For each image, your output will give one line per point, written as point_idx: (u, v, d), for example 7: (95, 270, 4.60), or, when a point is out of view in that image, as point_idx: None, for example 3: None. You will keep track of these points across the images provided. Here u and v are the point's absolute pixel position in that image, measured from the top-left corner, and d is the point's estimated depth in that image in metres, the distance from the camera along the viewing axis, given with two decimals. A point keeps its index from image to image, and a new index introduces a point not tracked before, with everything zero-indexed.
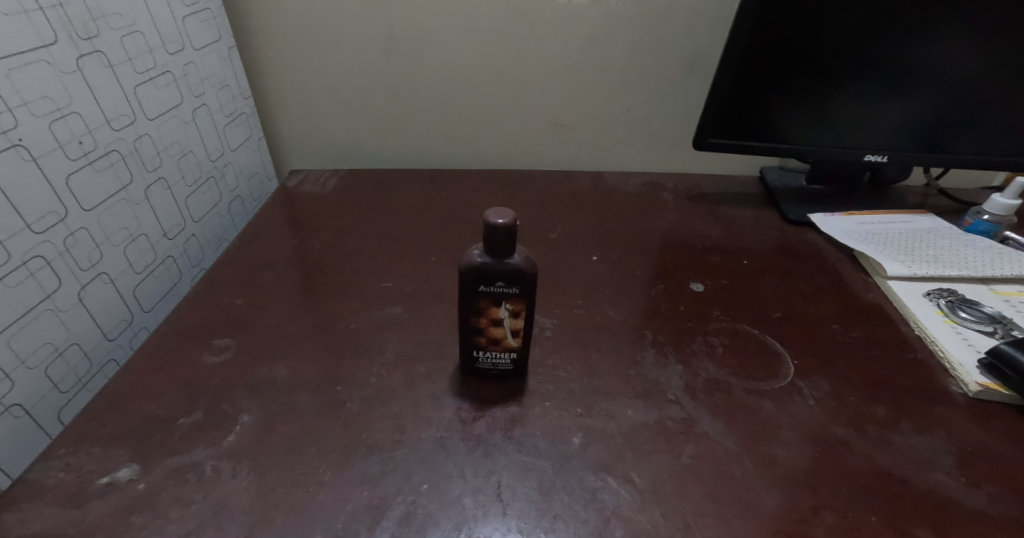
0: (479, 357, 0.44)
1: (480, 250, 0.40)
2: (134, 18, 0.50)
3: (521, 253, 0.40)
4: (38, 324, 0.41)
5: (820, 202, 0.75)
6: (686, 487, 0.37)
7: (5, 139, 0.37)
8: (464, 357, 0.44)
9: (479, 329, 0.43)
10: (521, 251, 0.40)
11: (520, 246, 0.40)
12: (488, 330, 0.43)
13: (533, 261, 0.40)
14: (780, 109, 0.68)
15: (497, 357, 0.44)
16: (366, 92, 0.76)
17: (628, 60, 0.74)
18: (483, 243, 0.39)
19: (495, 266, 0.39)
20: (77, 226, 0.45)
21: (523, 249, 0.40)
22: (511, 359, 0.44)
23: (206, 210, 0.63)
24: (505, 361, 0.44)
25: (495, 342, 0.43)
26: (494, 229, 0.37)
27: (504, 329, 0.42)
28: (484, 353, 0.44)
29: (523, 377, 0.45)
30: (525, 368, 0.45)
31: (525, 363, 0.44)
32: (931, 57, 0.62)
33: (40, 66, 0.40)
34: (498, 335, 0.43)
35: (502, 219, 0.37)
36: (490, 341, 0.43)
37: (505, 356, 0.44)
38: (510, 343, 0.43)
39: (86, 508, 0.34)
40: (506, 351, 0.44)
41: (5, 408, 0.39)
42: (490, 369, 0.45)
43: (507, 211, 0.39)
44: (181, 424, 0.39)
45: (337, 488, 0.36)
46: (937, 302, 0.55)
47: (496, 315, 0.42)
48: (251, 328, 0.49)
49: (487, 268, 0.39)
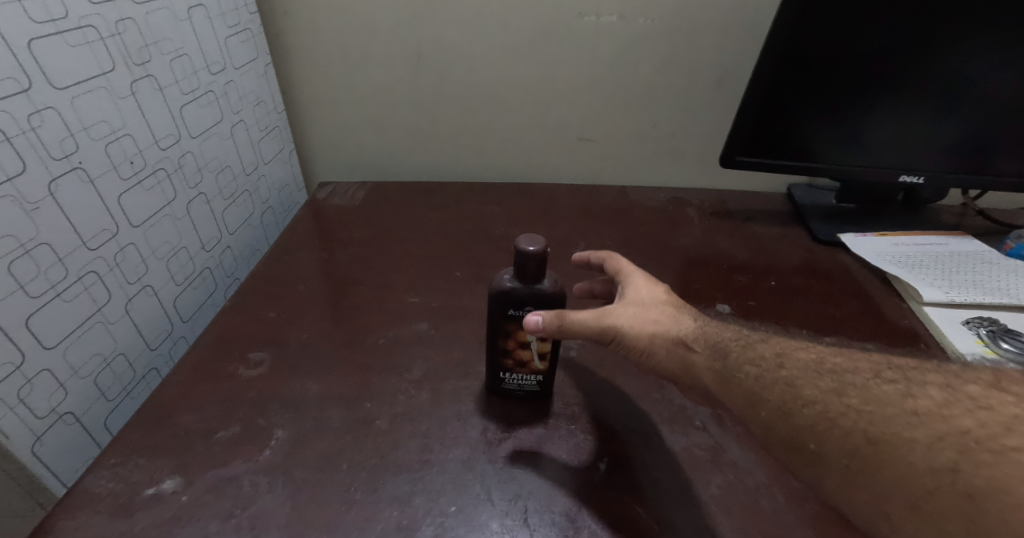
0: (505, 379, 0.44)
1: (510, 274, 0.41)
2: (182, 41, 0.52)
3: (550, 278, 0.41)
4: (90, 335, 0.43)
5: (852, 222, 0.73)
6: (714, 518, 0.37)
7: (67, 162, 0.40)
8: (491, 377, 0.45)
9: (507, 351, 0.43)
10: (551, 275, 0.41)
11: (550, 271, 0.41)
12: (515, 352, 0.43)
13: (562, 286, 0.41)
14: (813, 127, 0.67)
15: (523, 379, 0.44)
16: (396, 107, 0.77)
17: (656, 77, 0.74)
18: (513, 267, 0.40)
19: (524, 290, 0.40)
20: (126, 242, 0.47)
21: (552, 273, 0.41)
22: (537, 381, 0.44)
23: (241, 223, 0.65)
24: (531, 382, 0.45)
25: (521, 364, 0.44)
26: (525, 255, 0.38)
27: (532, 352, 0.43)
28: (511, 375, 0.44)
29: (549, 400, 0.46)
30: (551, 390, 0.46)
31: (551, 385, 0.45)
32: (971, 77, 0.61)
33: (100, 92, 0.42)
34: (525, 357, 0.43)
35: (533, 246, 0.38)
36: (516, 362, 0.43)
37: (531, 378, 0.44)
38: (536, 366, 0.44)
39: (132, 517, 0.35)
40: (532, 373, 0.44)
41: (59, 416, 0.41)
42: (516, 390, 0.45)
43: (538, 237, 0.39)
44: (221, 437, 0.41)
45: (368, 507, 0.37)
46: (977, 332, 0.54)
47: (524, 338, 0.42)
48: (284, 342, 0.50)
49: (517, 293, 0.40)
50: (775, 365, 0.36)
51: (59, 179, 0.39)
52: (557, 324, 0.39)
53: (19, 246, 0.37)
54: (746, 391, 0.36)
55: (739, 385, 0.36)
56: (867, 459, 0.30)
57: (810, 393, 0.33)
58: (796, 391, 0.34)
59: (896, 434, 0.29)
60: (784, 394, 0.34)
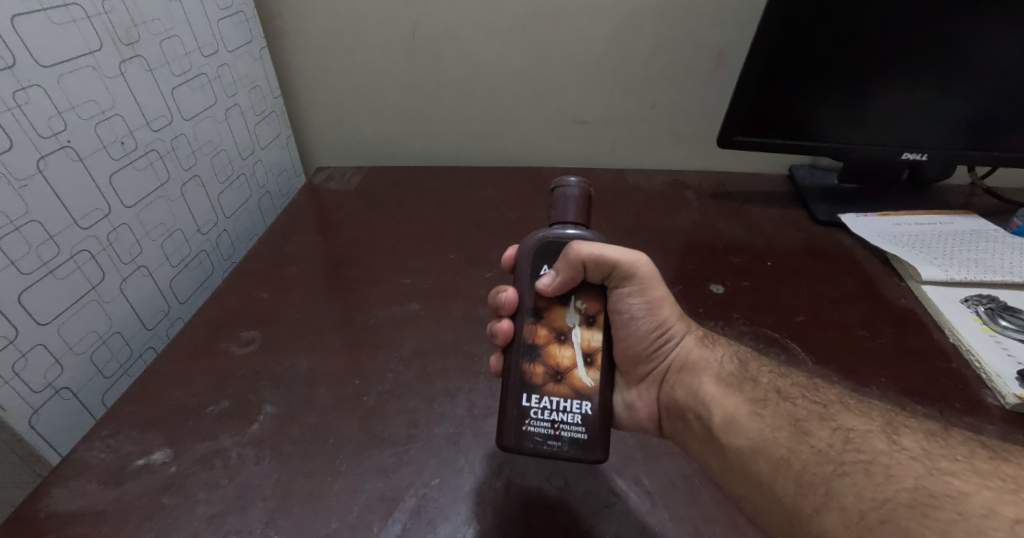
0: (539, 404, 0.37)
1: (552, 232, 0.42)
2: (172, 23, 0.53)
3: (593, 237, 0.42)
4: (84, 313, 0.44)
5: (853, 202, 0.72)
6: (697, 491, 0.38)
7: (55, 140, 0.40)
8: (518, 404, 0.37)
9: (543, 355, 0.38)
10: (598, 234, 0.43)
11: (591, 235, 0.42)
12: (551, 354, 0.38)
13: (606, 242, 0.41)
14: (813, 104, 0.65)
15: (563, 407, 0.37)
16: (391, 90, 0.77)
17: (653, 56, 0.72)
18: (568, 210, 0.41)
19: (569, 234, 0.40)
20: (119, 222, 0.47)
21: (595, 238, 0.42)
22: (584, 412, 0.37)
23: (237, 206, 0.66)
24: (573, 415, 0.37)
25: (559, 376, 0.38)
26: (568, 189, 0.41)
27: (572, 352, 0.38)
28: (545, 397, 0.37)
29: (598, 452, 0.36)
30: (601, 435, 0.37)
31: (600, 420, 0.37)
32: (978, 49, 0.59)
33: (87, 71, 0.43)
34: (565, 362, 0.38)
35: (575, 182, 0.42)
36: (551, 375, 0.38)
37: (573, 406, 0.37)
38: (580, 381, 0.37)
39: (123, 486, 0.36)
40: (573, 395, 0.37)
41: (55, 391, 0.42)
42: (551, 432, 0.37)
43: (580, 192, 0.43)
44: (210, 412, 0.41)
45: (353, 479, 0.37)
46: (975, 309, 0.53)
47: (565, 326, 0.39)
48: (276, 321, 0.51)
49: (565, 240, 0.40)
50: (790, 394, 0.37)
51: (48, 157, 0.40)
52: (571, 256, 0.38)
53: (9, 222, 0.37)
54: (776, 409, 0.36)
55: (770, 404, 0.36)
56: (893, 485, 0.28)
57: (851, 424, 0.33)
58: (832, 420, 0.33)
59: (951, 476, 0.27)
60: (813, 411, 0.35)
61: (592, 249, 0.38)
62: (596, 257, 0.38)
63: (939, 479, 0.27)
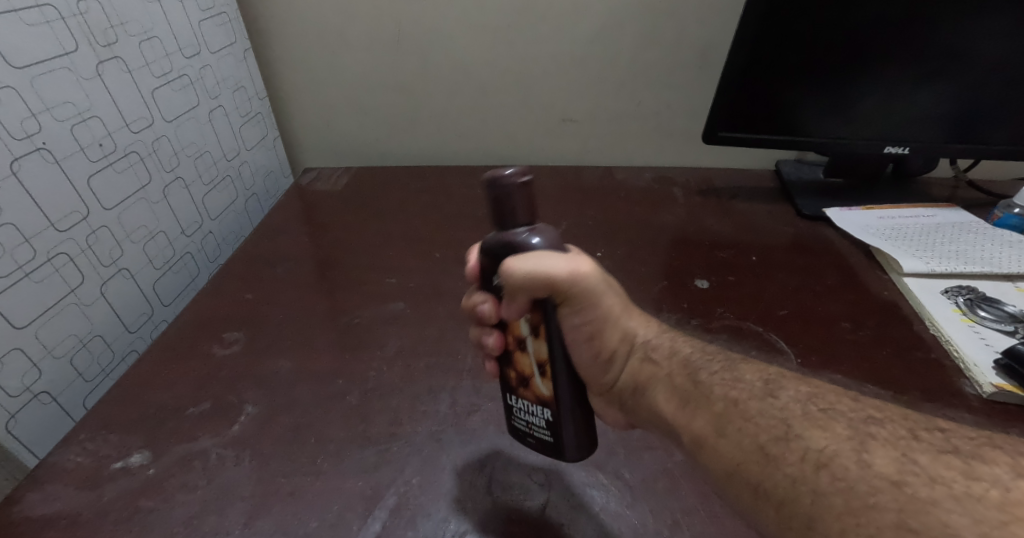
0: (514, 404, 0.38)
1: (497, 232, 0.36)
2: (152, 24, 0.52)
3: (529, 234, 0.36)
4: (63, 316, 0.44)
5: (838, 196, 0.72)
6: (677, 484, 0.38)
7: (29, 142, 0.40)
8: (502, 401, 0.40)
9: (509, 361, 0.38)
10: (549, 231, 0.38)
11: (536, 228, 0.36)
12: (516, 361, 0.38)
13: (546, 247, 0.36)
14: (796, 98, 0.65)
15: (532, 415, 0.38)
16: (376, 90, 0.77)
17: (638, 53, 0.73)
18: (498, 211, 0.35)
19: (498, 242, 0.36)
20: (98, 225, 0.47)
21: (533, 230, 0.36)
22: (548, 419, 0.37)
23: (223, 208, 0.66)
24: (540, 419, 0.37)
25: (525, 382, 0.38)
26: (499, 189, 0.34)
27: (531, 361, 0.37)
28: (518, 398, 0.38)
29: (572, 453, 0.37)
30: (573, 437, 0.37)
31: (565, 426, 0.37)
32: (957, 43, 0.59)
33: (62, 73, 0.42)
34: (526, 371, 0.37)
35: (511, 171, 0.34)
36: (520, 380, 0.38)
37: (538, 411, 0.37)
38: (539, 390, 0.37)
39: (99, 490, 0.36)
40: (536, 401, 0.37)
41: (34, 395, 0.42)
42: (528, 430, 0.38)
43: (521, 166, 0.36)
44: (191, 413, 0.41)
45: (334, 478, 0.37)
46: (955, 301, 0.54)
47: (519, 332, 0.37)
48: (259, 322, 0.51)
49: (495, 247, 0.36)
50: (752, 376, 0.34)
51: (21, 159, 0.39)
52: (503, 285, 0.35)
53: None
54: None
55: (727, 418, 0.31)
56: None
57: None
58: None
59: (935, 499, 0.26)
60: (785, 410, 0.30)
61: (525, 268, 0.34)
62: (527, 277, 0.34)
63: None
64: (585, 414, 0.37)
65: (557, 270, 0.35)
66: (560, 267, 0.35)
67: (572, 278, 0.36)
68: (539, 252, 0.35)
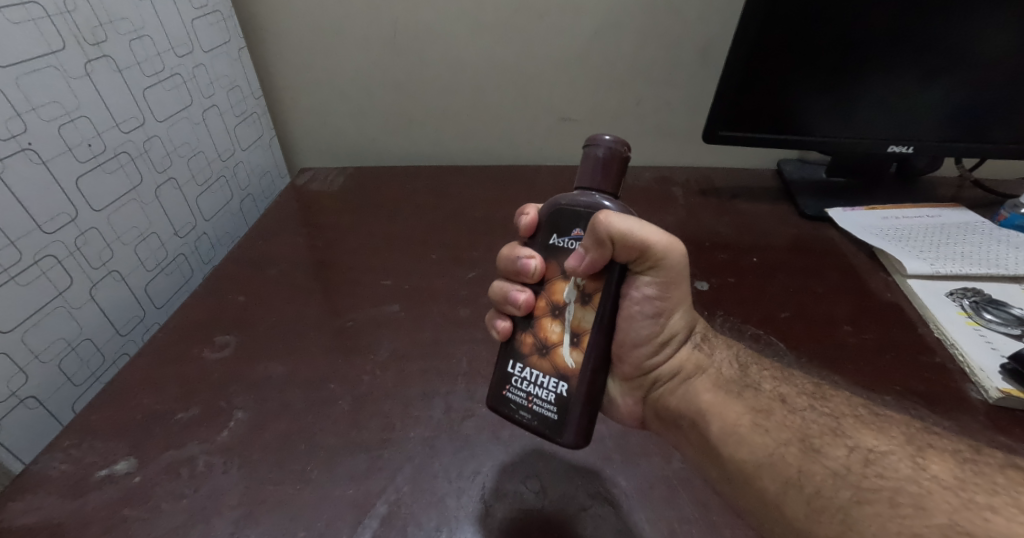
0: (520, 373, 0.37)
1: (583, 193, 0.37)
2: (143, 22, 0.52)
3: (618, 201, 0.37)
4: (51, 320, 0.43)
5: (841, 196, 0.71)
6: (674, 492, 0.37)
7: (15, 143, 0.39)
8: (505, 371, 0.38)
9: (536, 326, 0.38)
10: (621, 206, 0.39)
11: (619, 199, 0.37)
12: (542, 327, 0.37)
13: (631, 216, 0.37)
14: (798, 97, 0.64)
15: (540, 386, 0.36)
16: (373, 89, 0.76)
17: (637, 50, 0.72)
18: (586, 174, 0.37)
19: (582, 203, 0.36)
20: (88, 226, 0.46)
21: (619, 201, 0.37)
22: (557, 394, 0.36)
23: (217, 209, 0.65)
24: (548, 392, 0.36)
25: (544, 350, 0.37)
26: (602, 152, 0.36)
27: (561, 329, 0.37)
28: (529, 367, 0.37)
29: (569, 437, 0.35)
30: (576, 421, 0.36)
31: (574, 404, 0.35)
32: (963, 40, 0.58)
33: (48, 72, 0.42)
34: (552, 338, 0.37)
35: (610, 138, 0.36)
36: (539, 346, 0.37)
37: (550, 384, 0.36)
38: (562, 360, 0.36)
39: (83, 498, 0.35)
40: (553, 373, 0.36)
41: (20, 400, 0.41)
42: (526, 403, 0.37)
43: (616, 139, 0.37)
44: (179, 419, 0.41)
45: (324, 486, 0.36)
46: (960, 303, 0.53)
47: (561, 298, 0.37)
48: (251, 325, 0.50)
49: (581, 207, 0.36)
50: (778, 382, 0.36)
51: (6, 160, 0.39)
52: (593, 242, 0.35)
53: None
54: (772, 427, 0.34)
55: (773, 414, 0.35)
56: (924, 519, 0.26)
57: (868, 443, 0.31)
58: (844, 439, 0.32)
59: (993, 513, 0.25)
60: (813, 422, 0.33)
61: (625, 225, 0.34)
62: (627, 235, 0.34)
63: (978, 514, 0.25)
64: (595, 409, 0.36)
65: (651, 236, 0.35)
66: (657, 233, 0.36)
67: (666, 248, 0.36)
68: (630, 217, 0.35)
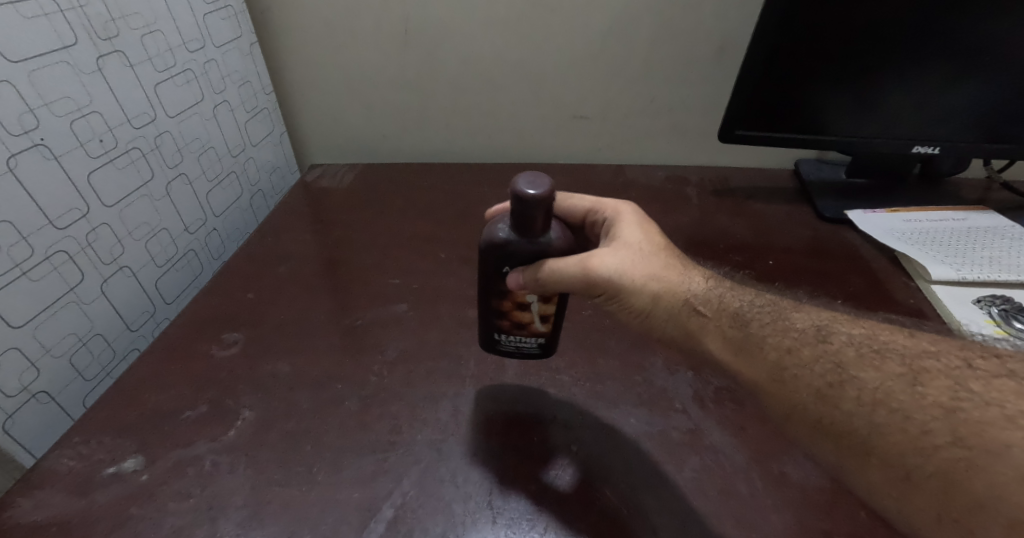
0: (504, 338, 0.43)
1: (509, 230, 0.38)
2: (154, 17, 0.51)
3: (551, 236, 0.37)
4: (63, 315, 0.43)
5: (862, 197, 0.69)
6: (686, 502, 0.36)
7: (27, 138, 0.39)
8: (486, 336, 0.44)
9: (503, 312, 0.42)
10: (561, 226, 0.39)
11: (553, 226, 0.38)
12: (514, 315, 0.42)
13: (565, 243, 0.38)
14: (819, 96, 0.63)
15: (522, 340, 0.43)
16: (384, 86, 0.75)
17: (652, 47, 0.70)
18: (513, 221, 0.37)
19: (518, 244, 0.37)
20: (99, 222, 0.46)
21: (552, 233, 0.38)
22: (538, 342, 0.44)
23: (227, 204, 0.65)
24: (530, 344, 0.44)
25: (520, 326, 0.42)
26: (523, 202, 0.34)
27: (532, 315, 0.41)
28: (509, 335, 0.43)
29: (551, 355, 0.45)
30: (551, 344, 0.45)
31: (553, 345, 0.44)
32: (994, 37, 0.56)
33: (60, 67, 0.42)
34: (524, 319, 0.42)
35: (533, 190, 0.34)
36: (513, 325, 0.42)
37: (530, 340, 0.43)
38: (537, 328, 0.42)
39: (90, 496, 0.35)
40: (532, 336, 0.43)
41: (31, 395, 0.41)
42: (512, 350, 0.44)
43: (539, 175, 0.35)
44: (187, 417, 0.40)
45: (329, 488, 0.36)
46: (989, 311, 0.51)
47: (524, 299, 0.40)
48: (259, 323, 0.50)
49: (510, 245, 0.37)
50: (793, 346, 0.34)
51: (19, 155, 0.39)
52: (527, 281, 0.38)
53: None
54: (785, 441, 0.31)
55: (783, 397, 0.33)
56: None
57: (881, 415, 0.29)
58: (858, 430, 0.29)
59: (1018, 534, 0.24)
60: (829, 372, 0.32)
61: (545, 272, 0.37)
62: (548, 279, 0.37)
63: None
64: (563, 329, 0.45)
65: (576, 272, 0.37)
66: (568, 265, 0.37)
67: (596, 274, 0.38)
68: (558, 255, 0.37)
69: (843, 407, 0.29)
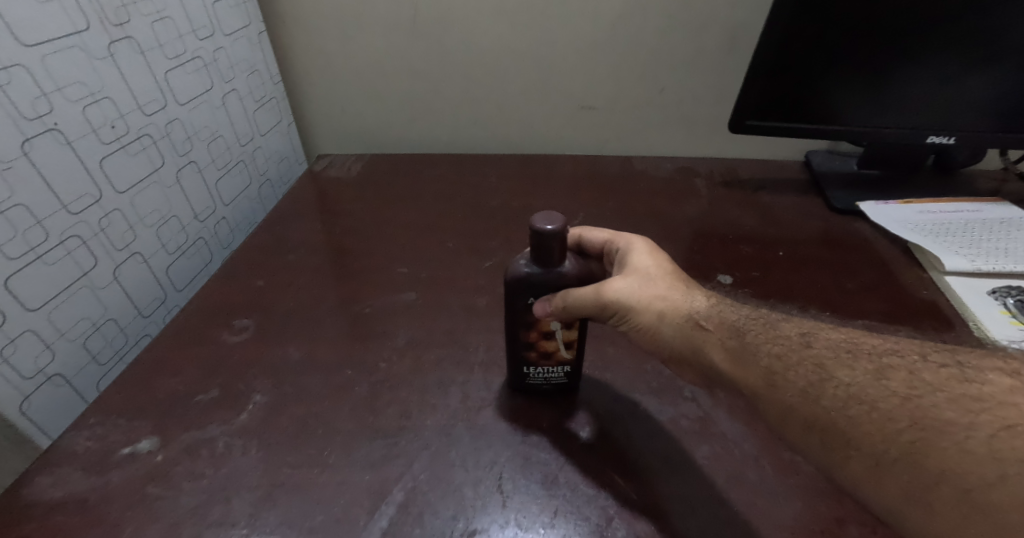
0: (533, 373, 0.41)
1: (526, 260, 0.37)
2: (164, 4, 0.51)
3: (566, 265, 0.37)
4: (77, 299, 0.44)
5: (874, 189, 0.69)
6: (696, 489, 0.36)
7: (41, 123, 0.39)
8: (512, 372, 0.41)
9: (529, 345, 0.40)
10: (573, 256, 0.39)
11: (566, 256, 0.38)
12: (539, 344, 0.40)
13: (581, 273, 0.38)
14: (832, 85, 0.62)
15: (549, 372, 0.41)
16: (393, 75, 0.75)
17: (662, 36, 0.70)
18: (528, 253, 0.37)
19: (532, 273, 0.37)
20: (111, 208, 0.46)
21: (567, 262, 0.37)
22: (565, 372, 0.41)
23: (236, 193, 0.65)
24: (558, 375, 0.41)
25: (546, 356, 0.40)
26: (542, 235, 0.34)
27: (558, 341, 0.40)
28: (536, 368, 0.41)
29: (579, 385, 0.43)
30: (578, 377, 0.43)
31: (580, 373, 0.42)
32: (1012, 26, 0.55)
33: (73, 52, 0.42)
34: (550, 348, 0.40)
35: (550, 225, 0.34)
36: (540, 356, 0.40)
37: (557, 370, 0.41)
38: (563, 356, 0.41)
39: (106, 475, 0.36)
40: (559, 366, 0.41)
41: (47, 377, 0.42)
42: (541, 385, 0.42)
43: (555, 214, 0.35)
44: (199, 400, 0.41)
45: (340, 471, 0.36)
46: (1003, 302, 0.50)
47: (547, 327, 0.39)
48: (269, 309, 0.50)
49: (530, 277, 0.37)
50: (806, 332, 0.34)
51: (33, 139, 0.39)
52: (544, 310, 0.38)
53: None
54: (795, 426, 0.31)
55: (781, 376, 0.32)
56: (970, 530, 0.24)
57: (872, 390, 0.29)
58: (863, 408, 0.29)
59: None
60: (839, 352, 0.31)
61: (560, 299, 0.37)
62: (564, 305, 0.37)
63: None
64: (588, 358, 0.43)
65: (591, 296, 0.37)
66: (583, 291, 0.37)
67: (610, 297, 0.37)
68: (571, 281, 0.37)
69: (854, 387, 0.29)
